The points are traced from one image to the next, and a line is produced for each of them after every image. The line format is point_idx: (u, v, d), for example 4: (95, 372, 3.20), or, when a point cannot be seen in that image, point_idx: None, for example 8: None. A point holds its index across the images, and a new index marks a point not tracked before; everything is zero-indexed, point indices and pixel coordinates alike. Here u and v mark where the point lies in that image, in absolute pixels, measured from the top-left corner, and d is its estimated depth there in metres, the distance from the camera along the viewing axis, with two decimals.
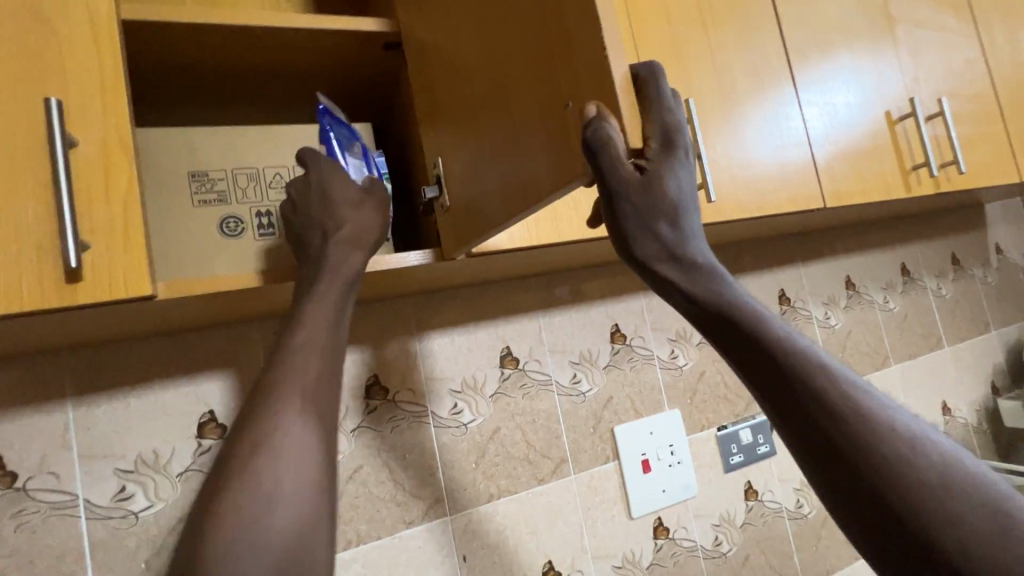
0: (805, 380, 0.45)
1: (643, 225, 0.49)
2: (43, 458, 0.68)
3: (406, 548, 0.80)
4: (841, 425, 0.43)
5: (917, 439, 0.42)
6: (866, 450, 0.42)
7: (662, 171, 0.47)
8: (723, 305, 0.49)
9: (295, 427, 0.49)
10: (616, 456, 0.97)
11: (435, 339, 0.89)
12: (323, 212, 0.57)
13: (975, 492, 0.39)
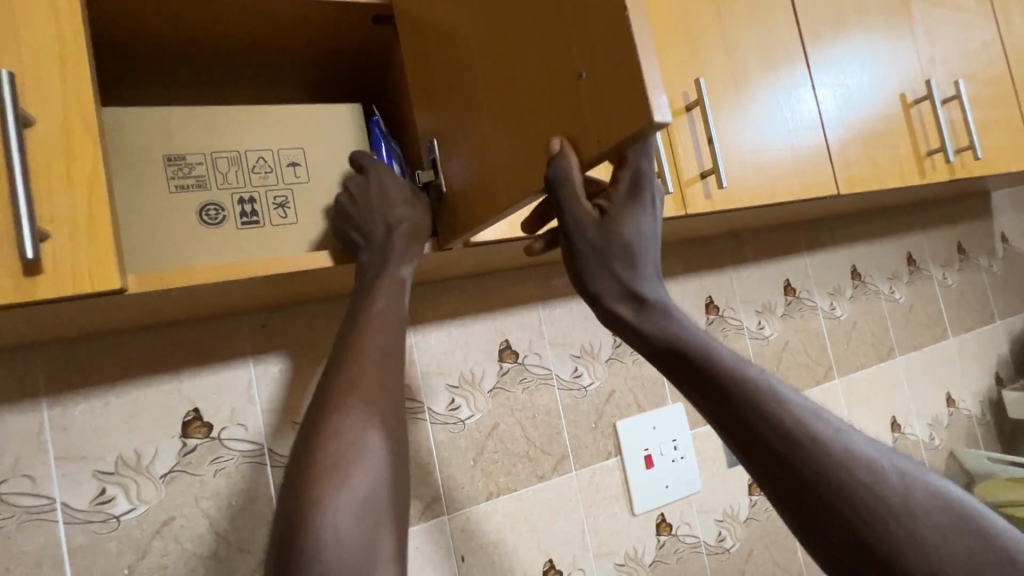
0: (764, 420, 0.44)
1: (598, 263, 0.48)
2: (17, 460, 0.65)
3: None
4: (804, 461, 0.42)
5: (883, 468, 0.41)
6: (830, 486, 0.41)
7: (620, 211, 0.46)
8: (679, 343, 0.49)
9: (357, 408, 0.48)
10: (618, 452, 0.94)
11: (430, 332, 0.85)
12: (385, 203, 0.57)
13: (940, 520, 0.39)
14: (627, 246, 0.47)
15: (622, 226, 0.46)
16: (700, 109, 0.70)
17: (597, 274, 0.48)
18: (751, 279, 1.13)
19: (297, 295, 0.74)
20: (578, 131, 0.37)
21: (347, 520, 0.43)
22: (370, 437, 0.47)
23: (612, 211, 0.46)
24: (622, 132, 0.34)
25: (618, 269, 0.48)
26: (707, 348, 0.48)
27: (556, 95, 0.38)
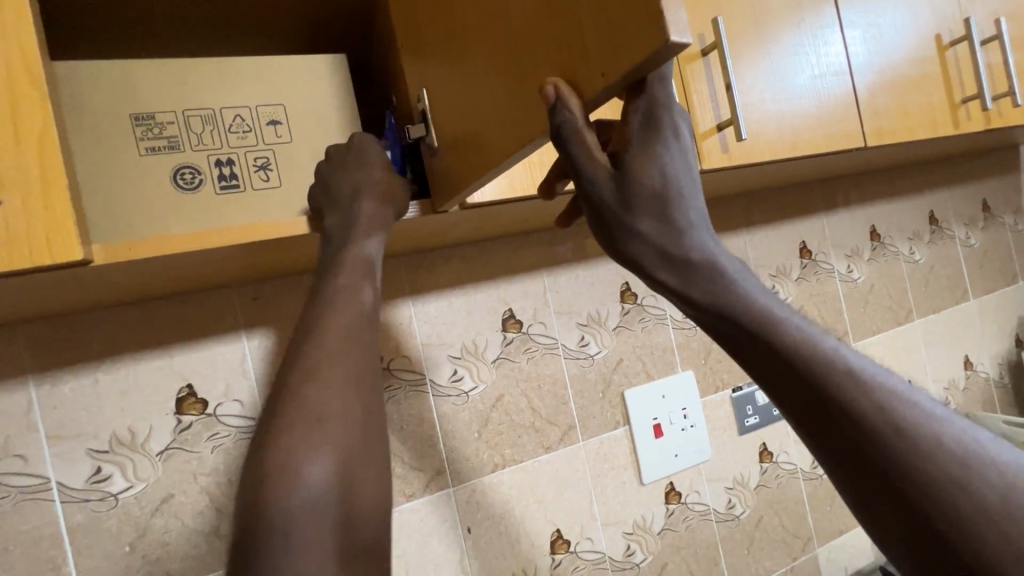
0: (833, 394, 0.37)
1: (627, 224, 0.41)
2: (8, 441, 0.63)
3: (408, 522, 0.76)
4: (884, 453, 0.36)
5: (981, 461, 0.35)
6: (908, 471, 0.35)
7: (643, 156, 0.40)
8: (733, 305, 0.41)
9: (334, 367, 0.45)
10: (627, 422, 0.92)
11: (430, 302, 0.82)
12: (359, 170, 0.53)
13: None
14: (656, 195, 0.40)
15: (648, 176, 0.40)
16: (718, 53, 0.64)
17: (626, 236, 0.42)
18: (765, 241, 1.08)
19: (288, 265, 0.70)
20: (578, 67, 0.32)
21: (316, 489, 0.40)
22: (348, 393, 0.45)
23: (634, 157, 0.40)
24: (630, 64, 0.29)
25: (650, 227, 0.42)
26: (763, 315, 0.40)
27: (556, 25, 0.33)
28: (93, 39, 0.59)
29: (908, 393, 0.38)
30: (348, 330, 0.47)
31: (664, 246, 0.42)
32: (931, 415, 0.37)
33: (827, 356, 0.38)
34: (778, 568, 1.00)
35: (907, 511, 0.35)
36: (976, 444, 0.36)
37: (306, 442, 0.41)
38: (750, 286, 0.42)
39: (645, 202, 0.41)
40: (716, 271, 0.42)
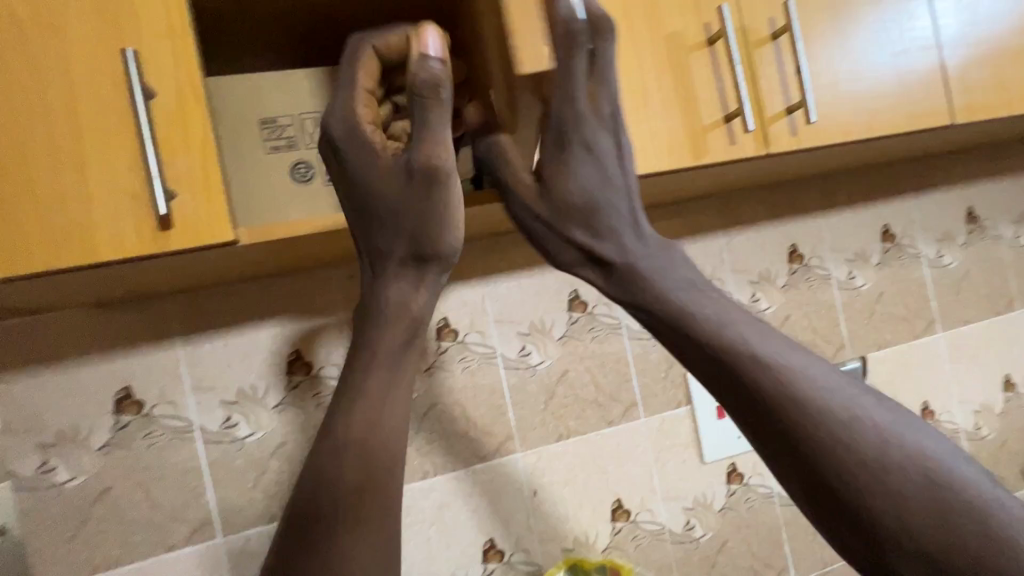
0: (734, 367, 0.44)
1: (565, 232, 0.54)
2: (163, 390, 0.77)
3: (481, 481, 0.85)
4: (789, 432, 0.41)
5: (863, 424, 0.39)
6: (801, 433, 0.40)
7: (559, 174, 0.53)
8: (638, 294, 0.51)
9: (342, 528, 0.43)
10: (689, 401, 0.94)
11: (502, 282, 0.88)
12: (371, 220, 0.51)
13: (909, 461, 0.37)
14: (573, 207, 0.53)
15: (568, 192, 0.53)
16: (789, 37, 0.64)
17: (568, 242, 0.54)
18: (840, 225, 1.05)
19: None
20: None
21: None
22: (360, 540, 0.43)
23: (552, 177, 0.54)
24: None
25: (575, 233, 0.54)
26: (683, 306, 0.48)
27: None
28: (226, 63, 0.70)
29: (810, 370, 0.42)
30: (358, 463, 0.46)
31: (592, 250, 0.53)
32: (828, 387, 0.41)
33: (719, 334, 0.45)
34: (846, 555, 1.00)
35: (820, 486, 0.39)
36: (862, 410, 0.40)
37: None
38: (660, 278, 0.50)
39: (572, 214, 0.53)
40: (632, 267, 0.51)
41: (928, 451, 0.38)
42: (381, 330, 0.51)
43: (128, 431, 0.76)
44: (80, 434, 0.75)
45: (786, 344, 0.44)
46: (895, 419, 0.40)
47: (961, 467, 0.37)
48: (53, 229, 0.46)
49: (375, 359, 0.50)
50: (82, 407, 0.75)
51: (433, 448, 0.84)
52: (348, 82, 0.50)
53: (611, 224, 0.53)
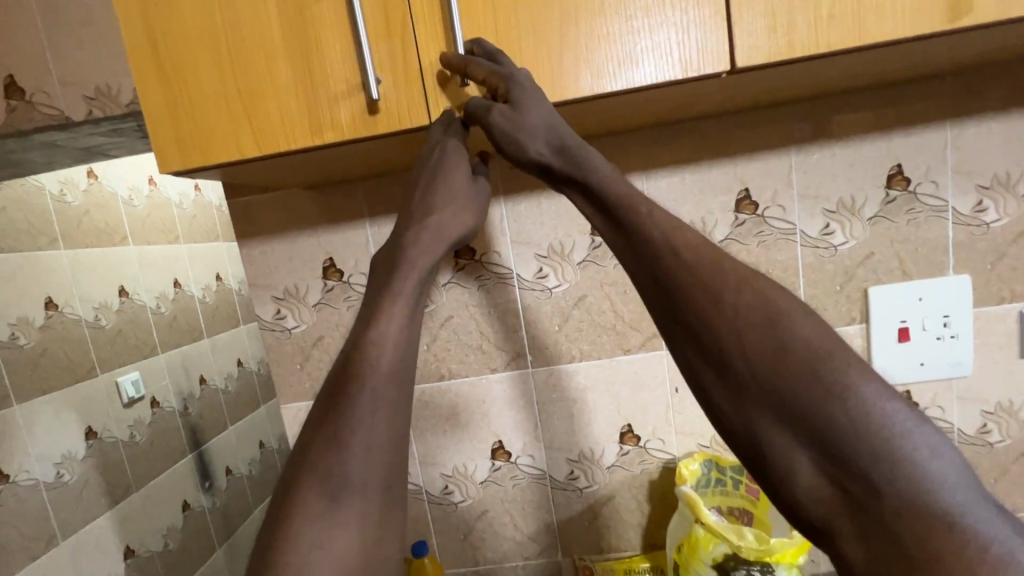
0: (659, 263, 0.50)
1: (515, 132, 0.55)
2: (357, 263, 0.92)
3: (623, 370, 0.91)
4: (680, 315, 0.48)
5: (740, 307, 0.46)
6: (704, 324, 0.46)
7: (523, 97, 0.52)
8: (593, 184, 0.55)
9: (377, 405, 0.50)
10: (864, 320, 0.85)
11: (662, 179, 0.84)
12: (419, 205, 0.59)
13: (786, 338, 0.44)
14: (541, 118, 0.54)
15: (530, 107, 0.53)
16: None
17: (521, 144, 0.56)
18: None
19: None
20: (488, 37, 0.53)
21: (361, 480, 0.48)
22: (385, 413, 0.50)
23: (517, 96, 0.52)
24: (458, 11, 0.53)
25: (540, 140, 0.55)
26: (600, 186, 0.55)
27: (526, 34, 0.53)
28: None
29: (698, 264, 0.48)
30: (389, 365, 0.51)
31: (557, 148, 0.56)
32: (710, 276, 0.47)
33: (652, 229, 0.51)
34: None
35: (704, 355, 0.47)
36: (742, 292, 0.46)
37: (345, 441, 0.48)
38: (607, 171, 0.55)
39: (532, 126, 0.54)
40: (585, 159, 0.55)
41: (779, 313, 0.45)
42: (414, 253, 0.56)
43: (333, 293, 0.93)
44: (300, 291, 0.93)
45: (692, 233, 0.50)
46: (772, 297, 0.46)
47: (798, 319, 0.45)
48: (280, 83, 0.55)
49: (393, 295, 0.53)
50: (299, 270, 0.93)
51: (581, 336, 0.91)
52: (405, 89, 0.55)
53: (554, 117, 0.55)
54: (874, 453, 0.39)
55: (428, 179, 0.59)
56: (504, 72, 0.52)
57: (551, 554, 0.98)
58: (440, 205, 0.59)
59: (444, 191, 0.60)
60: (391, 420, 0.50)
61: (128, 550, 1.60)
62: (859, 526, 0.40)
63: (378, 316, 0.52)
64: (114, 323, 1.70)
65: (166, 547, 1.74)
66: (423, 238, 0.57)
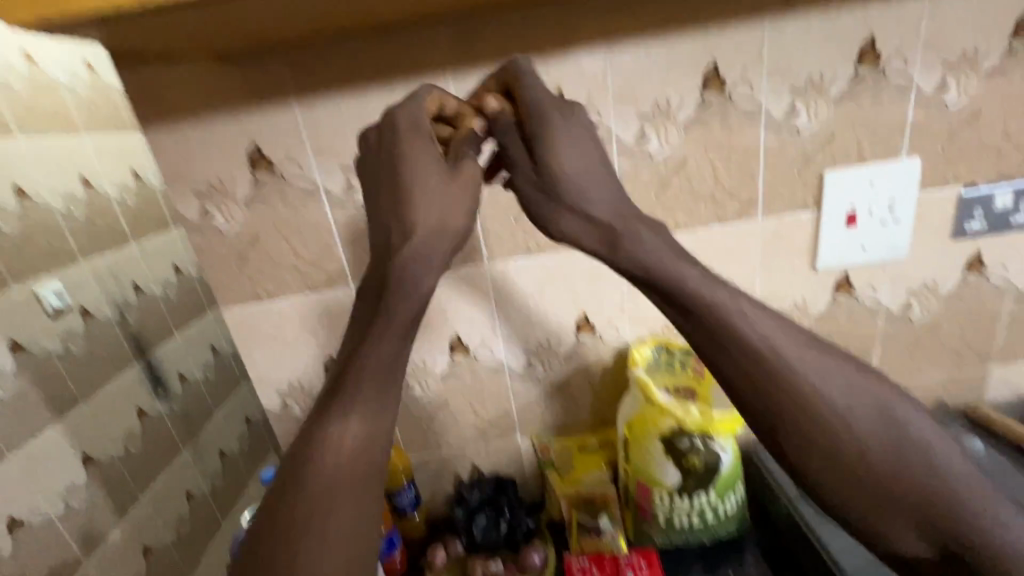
0: (761, 360, 0.55)
1: (558, 178, 0.61)
2: (289, 151, 0.82)
3: (579, 262, 0.90)
4: (769, 399, 0.54)
5: (829, 393, 0.54)
6: (807, 409, 0.53)
7: (552, 146, 0.61)
8: (684, 290, 0.57)
9: (370, 357, 0.57)
10: (816, 206, 0.86)
11: (627, 52, 0.76)
12: (427, 245, 0.59)
13: (847, 408, 0.53)
14: (565, 179, 0.61)
15: (561, 155, 0.61)
16: None
17: (550, 217, 0.64)
18: None
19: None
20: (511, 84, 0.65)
21: (347, 418, 0.55)
22: (382, 376, 0.57)
23: (543, 152, 0.62)
24: None
25: (574, 212, 0.62)
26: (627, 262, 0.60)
27: None
28: None
29: (794, 353, 0.55)
30: (391, 346, 0.58)
31: (602, 224, 0.61)
32: (801, 364, 0.54)
33: (739, 316, 0.56)
34: (937, 374, 0.99)
35: (790, 429, 0.54)
36: (813, 373, 0.54)
37: (345, 396, 0.56)
38: (711, 282, 0.58)
39: (563, 185, 0.61)
40: (666, 260, 0.59)
41: (886, 407, 0.54)
42: (422, 269, 0.59)
43: (265, 187, 0.84)
44: (226, 186, 0.83)
45: (763, 313, 0.57)
46: (786, 325, 0.58)
47: (896, 402, 0.54)
48: None
49: (394, 289, 0.58)
50: (221, 161, 0.82)
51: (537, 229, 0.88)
52: (419, 97, 0.64)
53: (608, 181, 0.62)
54: (964, 507, 0.50)
55: (414, 185, 0.60)
56: (529, 106, 0.62)
57: (510, 436, 1.03)
58: (428, 212, 0.59)
59: (432, 208, 0.60)
60: (381, 376, 0.57)
61: (87, 457, 1.58)
62: (944, 555, 0.51)
63: (389, 304, 0.58)
64: (18, 228, 1.51)
65: (128, 452, 1.73)
66: (411, 259, 0.58)
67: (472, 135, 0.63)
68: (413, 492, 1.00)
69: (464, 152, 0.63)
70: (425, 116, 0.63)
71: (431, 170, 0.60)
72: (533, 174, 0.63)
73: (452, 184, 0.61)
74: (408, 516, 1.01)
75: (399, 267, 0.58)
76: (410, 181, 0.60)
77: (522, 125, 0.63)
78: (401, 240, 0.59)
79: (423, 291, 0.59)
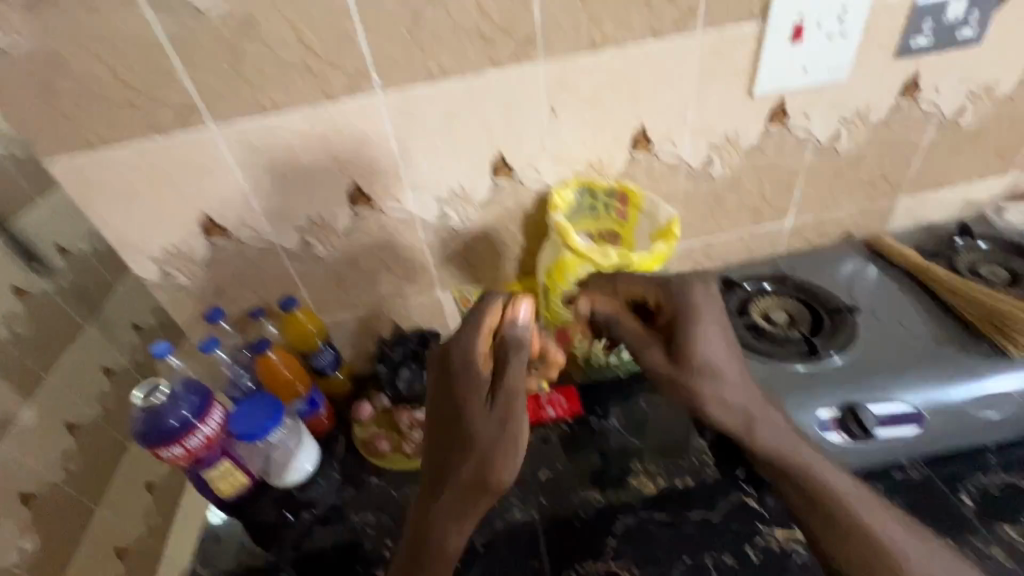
0: (826, 506, 0.57)
1: (693, 364, 0.60)
2: None
3: (492, 91, 0.76)
4: (821, 543, 0.57)
5: (881, 521, 0.56)
6: (857, 538, 0.55)
7: (689, 341, 0.60)
8: (798, 466, 0.59)
9: (452, 534, 0.56)
10: (762, 15, 0.74)
11: None
12: (481, 455, 0.56)
13: (914, 538, 0.55)
14: (705, 364, 0.60)
15: (700, 350, 0.60)
16: None
17: (700, 397, 0.60)
18: None
19: None
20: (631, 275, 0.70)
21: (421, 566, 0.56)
22: (461, 526, 0.56)
23: (685, 346, 0.60)
24: None
25: (718, 407, 0.60)
26: (716, 412, 0.60)
27: None
28: None
29: (842, 485, 0.58)
30: (458, 495, 0.56)
31: (730, 401, 0.60)
32: (861, 510, 0.56)
33: (822, 480, 0.58)
34: (851, 207, 1.00)
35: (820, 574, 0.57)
36: (879, 509, 0.56)
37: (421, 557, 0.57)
38: (811, 461, 0.59)
39: (690, 363, 0.60)
40: (768, 424, 0.60)
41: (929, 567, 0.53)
42: (515, 450, 0.55)
43: None
44: None
45: (846, 481, 0.58)
46: (895, 511, 0.58)
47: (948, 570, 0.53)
48: None
49: (483, 459, 0.55)
50: None
51: (438, 46, 0.71)
52: (474, 325, 0.61)
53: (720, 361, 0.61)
54: None
55: (475, 413, 0.57)
56: (660, 361, 0.62)
57: (430, 290, 0.98)
58: (485, 448, 0.56)
59: (492, 445, 0.55)
60: (450, 539, 0.56)
61: None
62: None
63: (457, 464, 0.56)
64: None
65: None
66: (484, 470, 0.55)
67: (518, 343, 0.60)
68: (332, 352, 0.96)
69: (517, 381, 0.57)
70: (481, 346, 0.61)
71: (496, 421, 0.56)
72: (674, 359, 0.61)
73: (498, 412, 0.57)
74: (330, 375, 0.98)
75: (493, 460, 0.55)
76: (468, 407, 0.58)
77: (658, 317, 0.65)
78: (463, 451, 0.57)
79: (513, 456, 0.55)
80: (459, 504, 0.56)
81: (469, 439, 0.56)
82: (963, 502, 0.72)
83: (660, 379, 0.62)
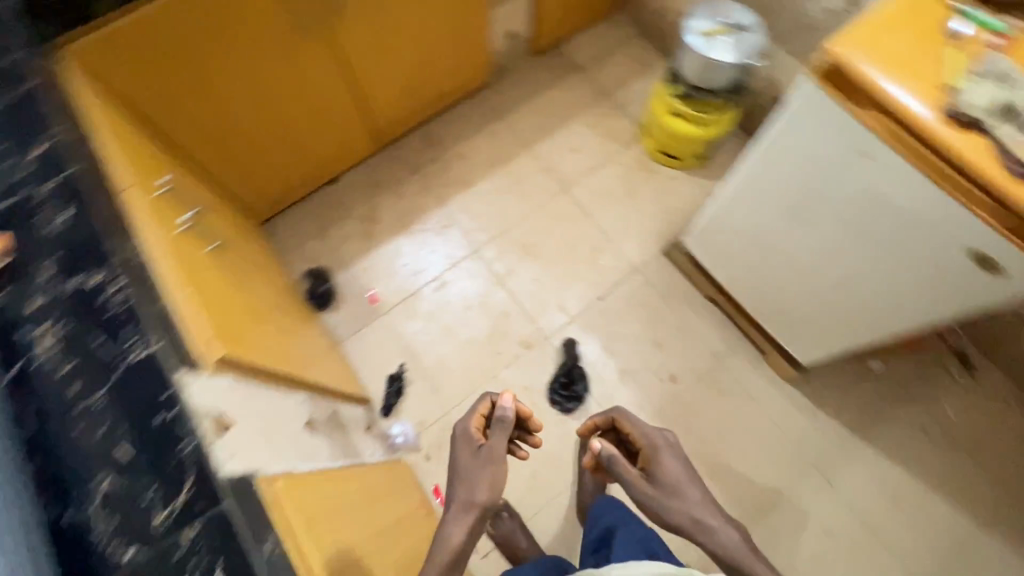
0: (704, 547, 0.91)
1: (656, 467, 1.00)
2: None
3: None
4: (721, 563, 0.89)
5: (724, 532, 0.90)
6: (729, 558, 0.88)
7: (659, 462, 1.01)
8: (699, 525, 0.92)
9: (450, 534, 0.93)
10: None
11: None
12: (467, 481, 0.98)
13: (729, 549, 0.89)
14: (668, 484, 0.97)
15: (666, 469, 0.99)
16: None
17: (667, 514, 0.94)
18: None
19: None
20: (623, 421, 1.11)
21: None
22: (460, 539, 0.93)
23: (659, 470, 0.99)
24: None
25: (676, 512, 0.93)
26: (674, 519, 0.93)
27: None
28: None
29: (715, 527, 0.91)
30: (459, 525, 0.94)
31: (670, 517, 0.94)
32: (724, 534, 0.90)
33: (709, 532, 0.90)
34: None
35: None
36: (725, 539, 0.89)
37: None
38: (696, 513, 0.92)
39: (660, 491, 0.96)
40: (683, 510, 0.93)
41: (736, 555, 0.88)
42: (480, 490, 0.96)
43: None
44: None
45: (712, 513, 0.92)
46: (744, 542, 0.89)
47: (749, 556, 0.88)
48: None
49: (459, 504, 0.96)
50: None
51: None
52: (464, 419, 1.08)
53: (675, 477, 0.98)
54: None
55: (464, 460, 1.01)
56: (646, 493, 0.96)
57: None
58: (469, 480, 0.97)
59: (476, 474, 0.98)
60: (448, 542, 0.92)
61: None
62: None
63: (449, 523, 0.94)
64: None
65: None
66: (473, 488, 0.96)
67: (503, 416, 1.04)
68: None
69: (497, 439, 1.02)
70: (473, 423, 1.05)
71: (481, 459, 1.00)
72: (654, 480, 0.98)
73: (482, 457, 1.00)
74: None
75: (461, 498, 0.96)
76: (457, 461, 1.01)
77: (644, 459, 1.04)
78: (454, 485, 0.98)
79: (486, 475, 0.98)
80: (454, 518, 0.95)
81: (460, 479, 0.99)
82: (132, 554, 0.63)
83: (635, 496, 0.98)
